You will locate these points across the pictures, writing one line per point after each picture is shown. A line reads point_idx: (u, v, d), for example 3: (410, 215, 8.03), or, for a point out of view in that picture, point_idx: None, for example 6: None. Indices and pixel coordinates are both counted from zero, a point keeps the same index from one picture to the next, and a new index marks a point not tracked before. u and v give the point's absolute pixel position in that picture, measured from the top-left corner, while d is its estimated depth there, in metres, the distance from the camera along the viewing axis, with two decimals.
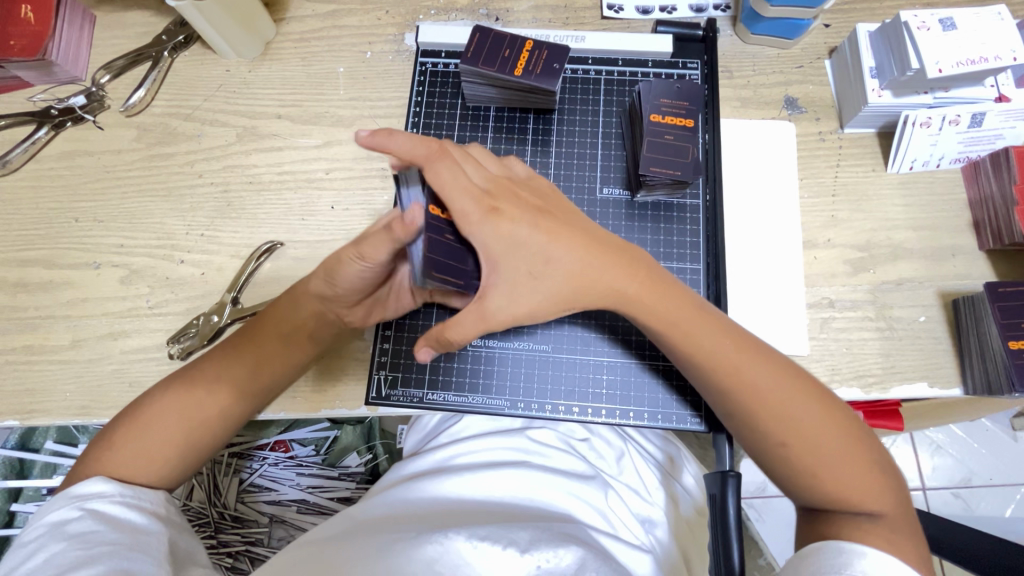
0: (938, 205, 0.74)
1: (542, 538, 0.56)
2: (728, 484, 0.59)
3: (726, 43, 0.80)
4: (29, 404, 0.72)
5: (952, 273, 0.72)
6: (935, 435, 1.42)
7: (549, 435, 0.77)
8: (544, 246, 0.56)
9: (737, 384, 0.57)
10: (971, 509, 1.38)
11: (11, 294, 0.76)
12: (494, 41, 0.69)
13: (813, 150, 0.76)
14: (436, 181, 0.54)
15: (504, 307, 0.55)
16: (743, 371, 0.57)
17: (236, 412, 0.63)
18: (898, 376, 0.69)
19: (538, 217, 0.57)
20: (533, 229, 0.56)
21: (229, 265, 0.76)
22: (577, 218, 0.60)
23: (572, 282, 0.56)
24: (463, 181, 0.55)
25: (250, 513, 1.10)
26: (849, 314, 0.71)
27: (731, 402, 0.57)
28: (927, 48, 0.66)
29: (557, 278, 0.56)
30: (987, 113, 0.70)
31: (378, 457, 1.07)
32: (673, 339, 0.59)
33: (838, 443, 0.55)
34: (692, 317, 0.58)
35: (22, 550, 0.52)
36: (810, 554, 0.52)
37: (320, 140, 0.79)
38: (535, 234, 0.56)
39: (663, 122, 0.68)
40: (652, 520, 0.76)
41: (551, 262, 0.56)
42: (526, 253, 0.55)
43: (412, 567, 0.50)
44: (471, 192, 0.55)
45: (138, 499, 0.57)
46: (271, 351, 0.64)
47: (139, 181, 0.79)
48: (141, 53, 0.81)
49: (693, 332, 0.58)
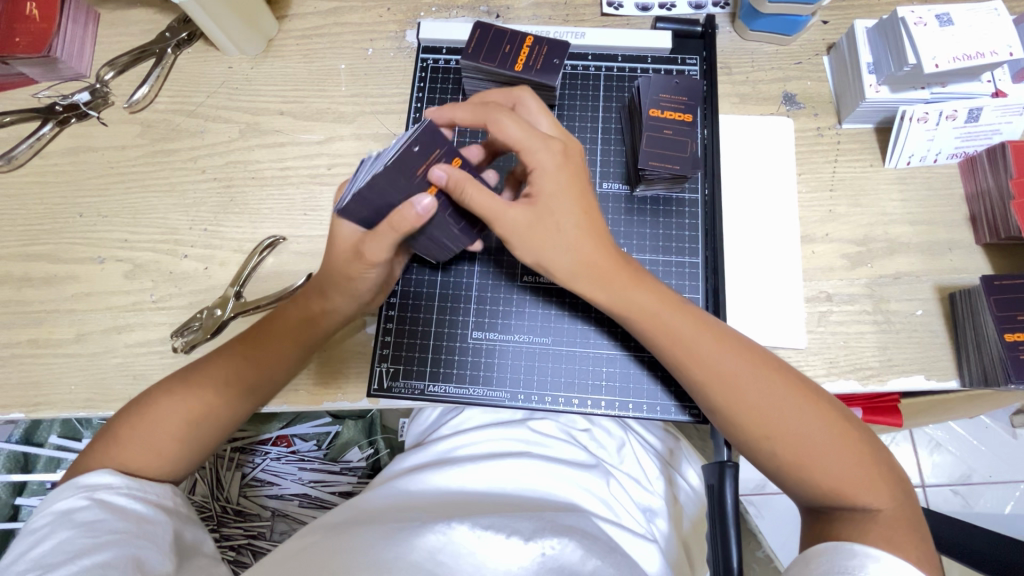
0: (935, 200, 0.74)
1: (545, 527, 0.57)
2: (726, 475, 0.60)
3: (725, 40, 0.81)
4: (34, 397, 0.73)
5: (949, 267, 0.72)
6: (934, 432, 1.43)
7: (551, 426, 0.78)
8: (580, 214, 0.58)
9: (721, 355, 0.58)
10: (970, 506, 1.39)
11: (17, 289, 0.77)
12: (495, 37, 0.70)
13: (810, 145, 0.77)
14: (507, 137, 0.58)
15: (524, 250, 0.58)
16: (743, 348, 0.59)
17: (245, 410, 0.65)
18: (896, 369, 0.70)
19: (584, 192, 0.59)
20: (578, 198, 0.59)
21: (232, 259, 0.76)
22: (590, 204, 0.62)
23: (585, 253, 0.58)
24: (524, 130, 0.58)
25: (252, 507, 1.11)
26: (847, 307, 0.72)
27: (708, 383, 0.58)
28: (924, 43, 0.67)
29: (576, 241, 0.58)
30: (984, 108, 0.70)
31: (380, 452, 1.08)
32: (657, 329, 0.60)
33: (831, 436, 0.55)
34: (679, 304, 0.60)
35: (29, 537, 0.53)
36: (819, 553, 0.52)
37: (322, 136, 0.80)
38: (578, 206, 0.58)
39: (661, 116, 0.69)
40: (653, 509, 0.77)
41: (565, 233, 0.58)
42: (552, 214, 0.58)
43: (416, 555, 0.51)
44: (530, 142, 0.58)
45: (144, 491, 0.58)
46: (280, 351, 0.66)
47: (143, 176, 0.80)
48: (145, 50, 0.82)
49: (682, 309, 0.60)
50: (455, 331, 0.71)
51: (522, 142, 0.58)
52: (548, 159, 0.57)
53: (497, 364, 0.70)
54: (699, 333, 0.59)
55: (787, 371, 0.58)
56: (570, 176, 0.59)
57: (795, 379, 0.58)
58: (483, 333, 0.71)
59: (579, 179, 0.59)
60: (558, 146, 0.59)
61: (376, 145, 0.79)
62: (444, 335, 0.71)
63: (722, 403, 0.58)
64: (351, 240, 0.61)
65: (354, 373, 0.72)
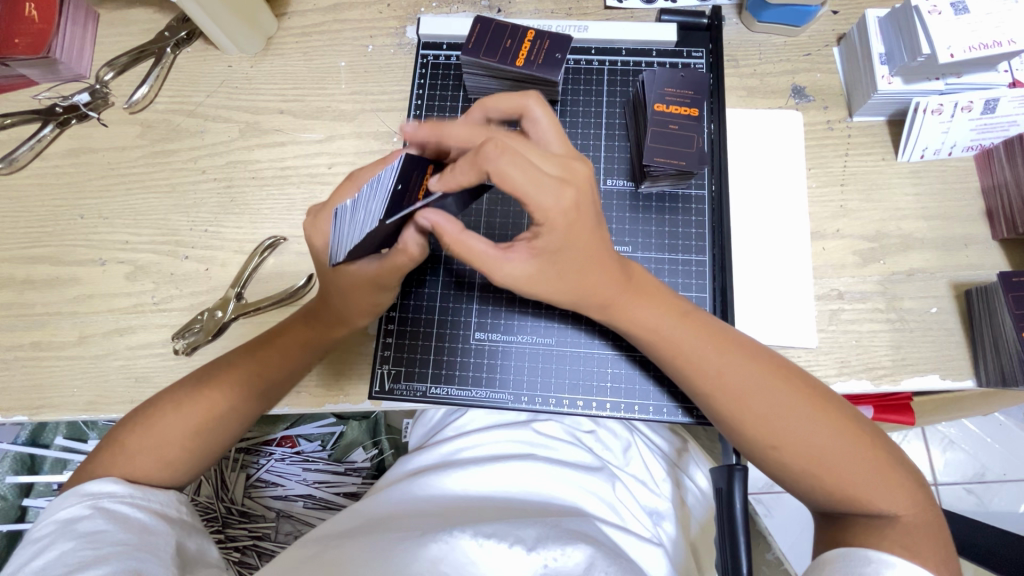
0: (951, 194, 0.72)
1: (549, 535, 0.56)
2: (735, 478, 0.58)
3: (732, 32, 0.79)
4: (37, 400, 0.73)
5: (964, 263, 0.70)
6: (947, 430, 1.40)
7: (556, 428, 0.77)
8: (587, 263, 0.53)
9: (731, 387, 0.56)
10: (984, 505, 1.36)
11: (19, 291, 0.77)
12: (496, 32, 0.69)
13: (820, 139, 0.75)
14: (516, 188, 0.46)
15: (523, 288, 0.56)
16: (758, 368, 0.56)
17: (254, 413, 0.65)
18: (910, 368, 0.68)
19: (594, 238, 0.52)
20: (588, 246, 0.52)
21: (232, 260, 0.76)
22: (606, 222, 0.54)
23: (587, 295, 0.56)
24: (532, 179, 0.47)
25: (256, 508, 1.11)
26: (858, 305, 0.70)
27: (712, 402, 0.57)
28: (939, 32, 0.65)
29: (579, 284, 0.55)
30: (1001, 99, 0.68)
31: (384, 452, 1.10)
32: (665, 355, 0.58)
33: (846, 448, 0.53)
34: (693, 327, 0.58)
35: (32, 546, 0.52)
36: (831, 560, 0.51)
37: (322, 135, 0.79)
38: (587, 254, 0.53)
39: (667, 111, 0.67)
40: (661, 512, 0.76)
41: (567, 282, 0.55)
42: (556, 263, 0.53)
43: (418, 565, 0.50)
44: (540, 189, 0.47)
45: (147, 500, 0.58)
46: (293, 359, 0.65)
47: (143, 177, 0.79)
48: (144, 50, 0.81)
49: (698, 335, 0.57)
50: (457, 332, 0.70)
51: (528, 197, 0.47)
52: (557, 216, 0.48)
53: (500, 365, 0.69)
54: (710, 360, 0.56)
55: (804, 382, 0.56)
56: (580, 227, 0.50)
57: (811, 393, 0.55)
58: (485, 334, 0.70)
59: (590, 225, 0.51)
60: (570, 194, 0.48)
61: (377, 144, 0.78)
62: (446, 336, 0.70)
63: (727, 419, 0.57)
64: (371, 281, 0.58)
65: (356, 375, 0.72)
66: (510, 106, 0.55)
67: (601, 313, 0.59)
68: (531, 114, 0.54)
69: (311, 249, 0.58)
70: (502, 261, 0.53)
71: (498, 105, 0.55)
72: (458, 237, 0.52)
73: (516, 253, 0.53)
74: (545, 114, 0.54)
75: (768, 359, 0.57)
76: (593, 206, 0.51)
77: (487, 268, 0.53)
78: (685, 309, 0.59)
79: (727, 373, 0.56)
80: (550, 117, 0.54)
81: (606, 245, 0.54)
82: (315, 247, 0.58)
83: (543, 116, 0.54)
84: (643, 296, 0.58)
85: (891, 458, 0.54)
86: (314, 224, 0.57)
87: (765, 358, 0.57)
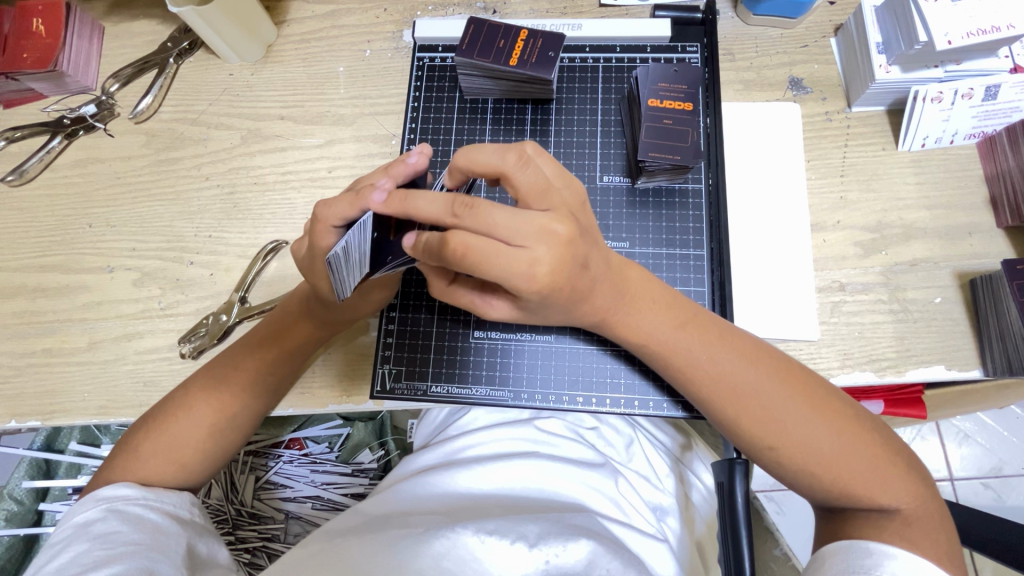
0: (952, 181, 0.72)
1: (551, 531, 0.56)
2: (735, 472, 0.58)
3: (727, 26, 0.79)
4: (48, 406, 0.74)
5: (969, 251, 0.69)
6: (962, 424, 1.38)
7: (557, 425, 0.77)
8: (576, 303, 0.53)
9: (732, 396, 0.55)
10: (1002, 499, 1.34)
11: (31, 299, 0.79)
12: (489, 32, 0.69)
13: (819, 131, 0.74)
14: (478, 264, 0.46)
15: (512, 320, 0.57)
16: (761, 375, 0.55)
17: (263, 408, 0.66)
18: (913, 359, 0.67)
19: (578, 279, 0.51)
20: (572, 295, 0.51)
21: (236, 265, 0.77)
22: (595, 252, 0.52)
23: (579, 320, 0.57)
24: (506, 269, 0.47)
25: (266, 509, 1.13)
26: (860, 297, 0.69)
27: (711, 406, 0.57)
28: (935, 19, 0.64)
29: (571, 316, 0.56)
30: (1003, 85, 0.67)
31: (390, 452, 1.12)
32: (665, 369, 0.58)
33: (847, 450, 0.53)
34: (685, 333, 0.57)
35: (50, 550, 0.53)
36: (832, 553, 0.51)
37: (321, 139, 0.80)
38: (575, 297, 0.52)
39: (661, 106, 0.68)
40: (663, 508, 0.76)
41: (557, 318, 0.56)
42: (549, 309, 0.53)
43: (420, 561, 0.51)
44: (519, 270, 0.47)
45: (160, 501, 0.59)
46: (297, 356, 0.66)
47: (149, 185, 0.81)
48: (147, 62, 0.84)
49: (704, 347, 0.56)
50: (457, 332, 0.71)
51: (501, 279, 0.47)
52: (529, 291, 0.48)
53: (501, 363, 0.70)
54: (708, 371, 0.56)
55: (810, 389, 0.55)
56: (560, 289, 0.50)
57: (814, 393, 0.55)
58: (485, 333, 0.70)
59: (572, 281, 0.50)
60: (543, 272, 0.48)
61: (376, 147, 0.79)
62: (446, 336, 0.71)
63: (725, 422, 0.56)
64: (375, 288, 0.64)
65: (359, 374, 0.73)
66: (487, 168, 0.49)
67: (600, 328, 0.59)
68: (511, 177, 0.49)
69: (317, 288, 0.59)
70: (485, 304, 0.55)
71: (473, 166, 0.50)
72: (445, 289, 0.56)
73: (498, 296, 0.55)
74: (527, 176, 0.49)
75: (772, 360, 0.56)
76: (576, 257, 0.49)
77: (478, 313, 0.56)
78: (690, 317, 0.58)
79: (727, 385, 0.55)
80: (532, 178, 0.49)
81: (596, 279, 0.53)
82: (319, 286, 0.58)
83: (524, 178, 0.49)
84: (640, 306, 0.57)
85: (896, 462, 0.53)
86: (310, 263, 0.56)
87: (769, 359, 0.56)
